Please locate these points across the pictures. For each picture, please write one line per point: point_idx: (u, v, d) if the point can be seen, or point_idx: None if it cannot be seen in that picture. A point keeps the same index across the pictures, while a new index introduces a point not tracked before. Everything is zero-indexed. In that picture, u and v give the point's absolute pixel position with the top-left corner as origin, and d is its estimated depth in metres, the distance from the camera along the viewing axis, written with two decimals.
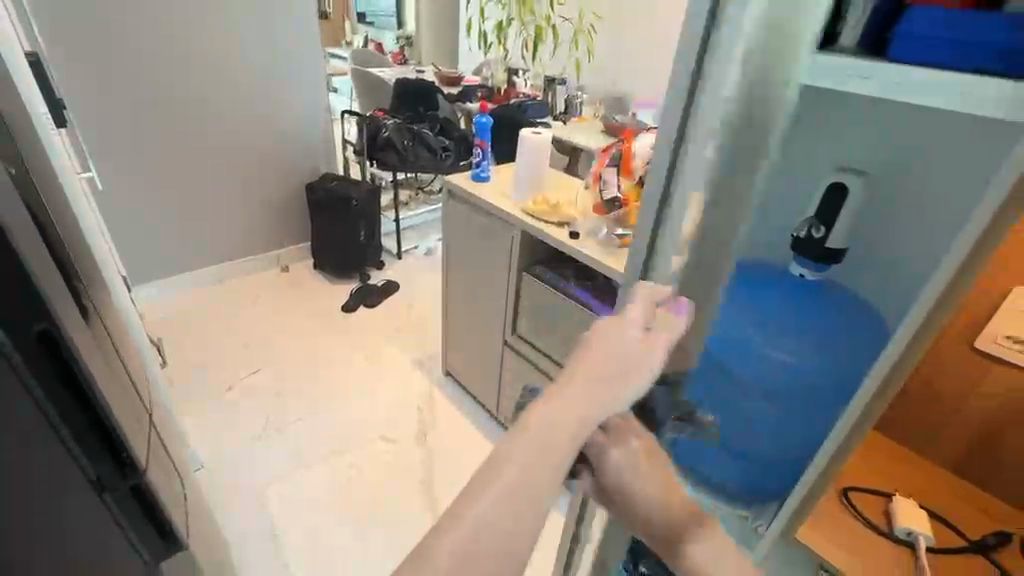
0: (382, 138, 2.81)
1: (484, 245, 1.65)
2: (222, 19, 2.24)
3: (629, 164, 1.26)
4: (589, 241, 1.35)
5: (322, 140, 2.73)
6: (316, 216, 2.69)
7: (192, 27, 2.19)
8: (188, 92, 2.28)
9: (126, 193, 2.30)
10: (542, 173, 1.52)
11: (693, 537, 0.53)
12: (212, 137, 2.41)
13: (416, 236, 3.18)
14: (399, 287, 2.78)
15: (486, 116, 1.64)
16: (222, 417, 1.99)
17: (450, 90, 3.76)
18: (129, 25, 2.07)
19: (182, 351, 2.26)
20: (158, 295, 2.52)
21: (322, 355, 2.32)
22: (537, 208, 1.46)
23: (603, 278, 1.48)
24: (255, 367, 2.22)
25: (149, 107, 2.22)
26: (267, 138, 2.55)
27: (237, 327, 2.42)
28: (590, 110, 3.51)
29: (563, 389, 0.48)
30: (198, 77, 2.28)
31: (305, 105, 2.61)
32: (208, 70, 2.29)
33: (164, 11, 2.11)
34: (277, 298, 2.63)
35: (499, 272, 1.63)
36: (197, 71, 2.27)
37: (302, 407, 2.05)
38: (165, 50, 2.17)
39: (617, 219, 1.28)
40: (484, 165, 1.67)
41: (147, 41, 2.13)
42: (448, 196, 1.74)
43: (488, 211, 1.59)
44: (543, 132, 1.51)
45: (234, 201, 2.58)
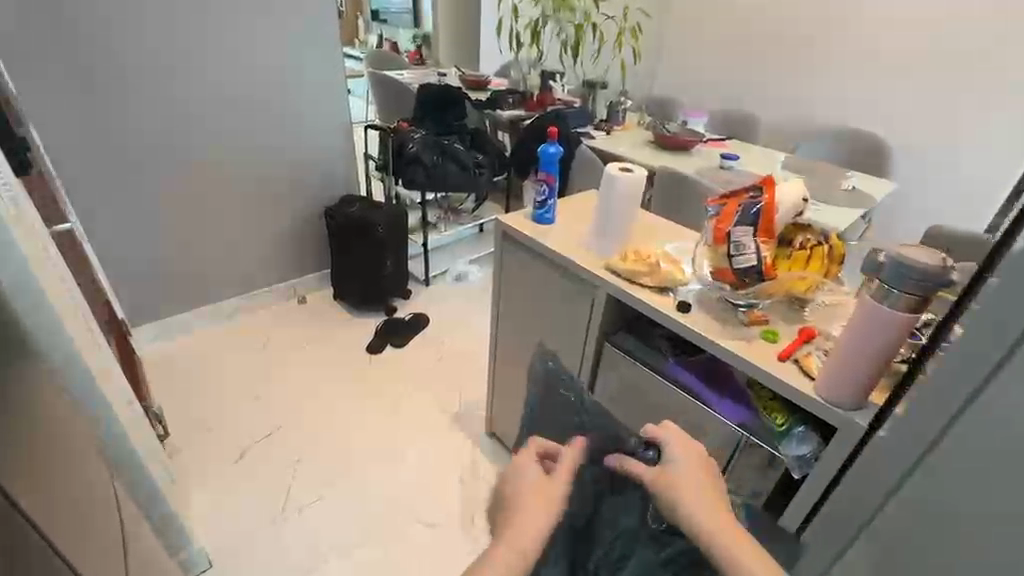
0: (409, 153, 2.49)
1: (551, 305, 1.35)
2: (228, 28, 1.95)
3: (772, 224, 0.94)
4: (705, 316, 1.04)
5: (342, 158, 2.43)
6: (336, 245, 2.39)
7: (195, 40, 1.90)
8: (193, 114, 2.00)
9: (124, 226, 2.02)
10: (631, 219, 1.21)
11: (674, 502, 0.66)
12: (219, 162, 2.13)
13: (445, 259, 2.88)
14: (427, 320, 2.48)
15: (556, 144, 1.31)
16: (230, 492, 1.69)
17: (478, 95, 3.44)
18: (122, 41, 1.78)
19: (187, 406, 1.97)
20: (161, 335, 2.25)
21: (344, 408, 2.02)
22: (625, 264, 1.14)
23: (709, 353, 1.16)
24: (274, 424, 1.93)
25: (148, 131, 1.94)
26: (282, 158, 2.26)
27: (248, 372, 2.13)
28: (635, 116, 3.18)
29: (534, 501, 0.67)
30: (204, 96, 2.00)
31: (322, 118, 2.30)
32: (214, 88, 2.00)
33: (162, 21, 1.82)
34: (294, 335, 2.35)
35: (572, 338, 1.32)
36: (202, 89, 1.98)
37: (325, 478, 1.75)
38: (165, 67, 1.89)
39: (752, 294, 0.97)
40: (548, 204, 1.35)
41: (145, 58, 1.84)
42: (502, 242, 1.43)
43: (560, 264, 1.27)
44: (634, 166, 1.19)
45: (245, 230, 2.31)
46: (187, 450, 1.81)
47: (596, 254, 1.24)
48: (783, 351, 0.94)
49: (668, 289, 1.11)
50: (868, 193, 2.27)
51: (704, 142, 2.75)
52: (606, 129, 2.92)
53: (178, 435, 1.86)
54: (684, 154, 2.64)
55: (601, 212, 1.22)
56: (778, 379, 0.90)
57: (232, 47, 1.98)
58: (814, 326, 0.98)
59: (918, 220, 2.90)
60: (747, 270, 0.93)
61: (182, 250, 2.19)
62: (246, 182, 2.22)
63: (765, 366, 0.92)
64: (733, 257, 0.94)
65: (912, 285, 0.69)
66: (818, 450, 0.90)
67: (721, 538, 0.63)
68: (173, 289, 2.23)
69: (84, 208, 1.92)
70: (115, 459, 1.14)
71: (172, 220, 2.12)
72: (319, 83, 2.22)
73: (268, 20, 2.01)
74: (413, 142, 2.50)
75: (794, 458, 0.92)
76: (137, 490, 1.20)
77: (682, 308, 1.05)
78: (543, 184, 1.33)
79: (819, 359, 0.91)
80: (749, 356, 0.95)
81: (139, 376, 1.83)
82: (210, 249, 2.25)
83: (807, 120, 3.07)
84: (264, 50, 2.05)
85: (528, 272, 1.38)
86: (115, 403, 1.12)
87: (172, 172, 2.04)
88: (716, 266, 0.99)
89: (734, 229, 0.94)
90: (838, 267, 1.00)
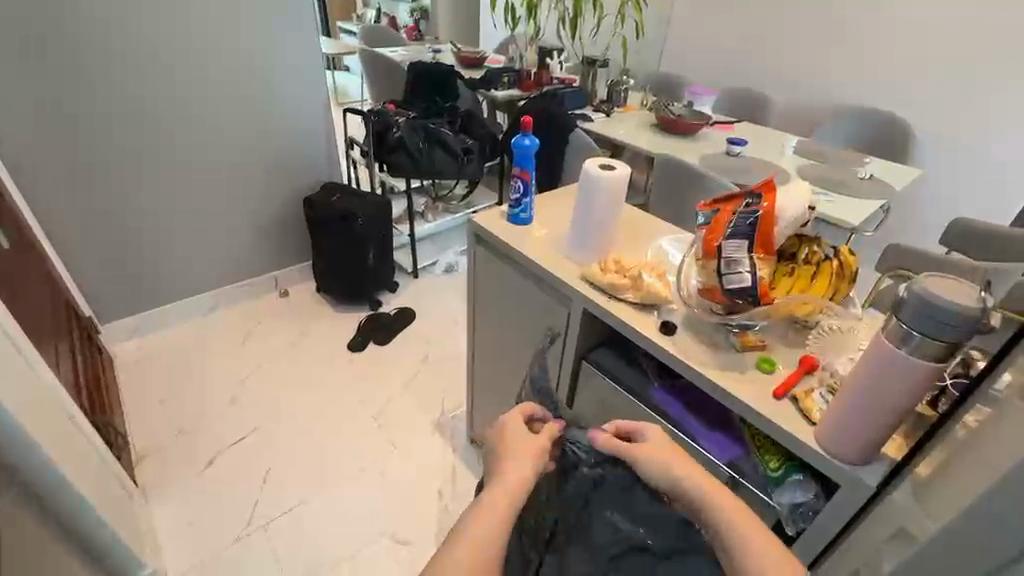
0: (392, 139, 2.29)
1: (531, 316, 1.21)
2: (229, 25, 1.83)
3: (770, 238, 0.80)
4: (691, 341, 0.90)
5: (326, 147, 2.27)
6: (315, 238, 2.26)
7: (194, 39, 1.80)
8: (189, 113, 1.89)
9: (107, 224, 1.91)
10: (616, 223, 1.06)
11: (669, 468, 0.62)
12: (209, 158, 2.00)
13: (434, 249, 2.74)
14: (414, 315, 2.36)
15: (532, 135, 1.15)
16: (198, 506, 1.57)
17: (472, 73, 3.24)
18: (119, 38, 1.68)
19: (159, 410, 1.86)
20: (136, 332, 2.13)
21: (320, 413, 1.89)
22: (604, 277, 1.00)
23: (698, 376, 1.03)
24: (250, 427, 1.82)
25: (141, 130, 1.84)
26: (270, 154, 2.13)
27: (226, 373, 2.01)
28: (638, 96, 2.97)
29: (514, 450, 0.65)
30: (208, 98, 1.90)
31: (304, 103, 2.11)
32: (215, 87, 1.90)
33: (160, 19, 1.72)
34: (274, 332, 2.23)
35: (551, 353, 1.19)
36: (199, 88, 1.87)
37: (299, 491, 1.63)
38: (161, 65, 1.78)
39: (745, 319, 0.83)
40: (524, 202, 1.21)
41: (142, 57, 1.74)
42: (477, 244, 1.30)
43: (537, 273, 1.13)
44: (618, 164, 1.03)
45: (226, 224, 2.17)
46: (155, 458, 1.69)
47: (576, 261, 1.10)
48: (780, 387, 0.81)
49: (651, 306, 0.97)
50: (888, 183, 2.09)
51: (712, 125, 2.56)
52: (607, 111, 2.73)
53: (147, 439, 1.75)
54: (689, 138, 2.45)
55: (577, 212, 1.06)
56: (772, 421, 0.77)
57: (234, 47, 1.87)
58: (814, 356, 0.85)
59: (942, 212, 2.68)
60: (738, 291, 0.79)
61: (165, 249, 2.07)
62: (228, 175, 2.07)
63: (757, 406, 0.79)
64: (722, 274, 0.80)
65: (945, 330, 0.56)
66: (817, 503, 0.78)
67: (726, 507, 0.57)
68: (151, 287, 2.11)
69: (59, 205, 1.79)
70: (29, 487, 0.99)
71: (142, 213, 1.96)
72: (316, 77, 2.09)
73: (270, 18, 1.90)
74: (398, 127, 2.29)
75: (785, 506, 0.80)
76: (56, 518, 1.05)
77: (666, 330, 0.92)
78: (517, 181, 1.19)
79: (822, 398, 0.77)
80: (740, 392, 0.81)
81: (102, 386, 1.71)
82: (191, 246, 2.13)
83: (827, 101, 2.84)
84: (264, 49, 1.93)
85: (505, 279, 1.25)
86: (22, 418, 0.96)
87: (161, 169, 1.93)
88: (704, 284, 0.85)
89: (728, 242, 0.79)
90: (849, 285, 0.85)
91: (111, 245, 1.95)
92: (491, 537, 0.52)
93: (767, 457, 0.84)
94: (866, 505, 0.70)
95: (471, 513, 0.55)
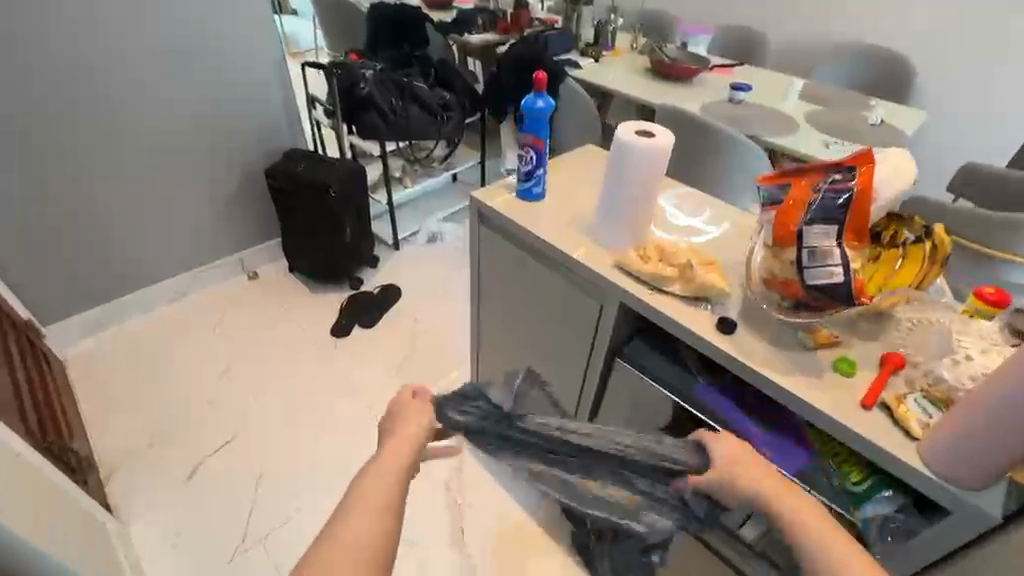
0: (360, 95, 2.00)
1: (558, 305, 1.04)
2: (228, 14, 1.69)
3: (861, 223, 0.66)
4: (755, 341, 0.78)
5: (289, 113, 1.98)
6: (284, 213, 2.00)
7: (195, 37, 1.66)
8: (198, 119, 1.77)
9: (39, 213, 1.62)
10: (656, 201, 0.90)
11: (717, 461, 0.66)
12: (146, 124, 1.69)
13: (415, 216, 2.48)
14: (400, 292, 2.14)
15: (546, 96, 0.96)
16: (185, 522, 1.43)
17: (440, 15, 2.90)
18: (108, 29, 1.52)
19: (126, 419, 1.65)
20: (89, 331, 1.86)
21: (305, 410, 1.71)
22: (645, 265, 0.86)
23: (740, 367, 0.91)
24: (230, 432, 1.63)
25: (102, 113, 1.61)
26: (221, 116, 1.82)
27: (197, 371, 1.79)
28: (625, 38, 2.71)
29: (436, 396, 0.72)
30: (212, 93, 1.76)
31: (254, 53, 1.80)
32: (214, 76, 1.74)
33: None
34: (245, 321, 1.98)
35: (577, 347, 1.05)
36: (207, 87, 1.74)
37: (295, 492, 1.50)
38: (133, 47, 1.58)
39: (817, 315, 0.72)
40: (537, 175, 1.04)
41: (142, 59, 1.60)
42: (482, 226, 1.12)
43: (560, 261, 0.98)
44: (657, 128, 0.87)
45: (187, 206, 1.88)
46: (129, 469, 1.52)
47: (608, 246, 0.94)
48: (867, 394, 0.70)
49: (701, 299, 0.83)
50: (900, 127, 1.96)
51: (708, 69, 2.36)
52: (594, 57, 2.47)
53: (114, 456, 1.55)
54: (686, 84, 2.25)
55: (609, 189, 0.90)
56: (864, 437, 0.66)
57: (236, 42, 1.74)
58: (899, 352, 0.74)
59: (942, 154, 2.55)
60: (828, 289, 0.65)
61: (113, 237, 1.79)
62: (185, 149, 1.79)
63: (843, 418, 0.68)
64: (805, 267, 0.66)
65: None
66: (908, 517, 0.69)
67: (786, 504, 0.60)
68: (110, 282, 1.85)
69: (19, 204, 1.58)
70: None
71: (72, 194, 1.66)
72: (265, 22, 1.78)
73: None
74: (365, 81, 2.00)
75: (864, 525, 0.71)
76: None
77: (725, 328, 0.79)
78: (528, 150, 1.01)
79: (918, 407, 0.67)
80: (818, 400, 0.70)
81: (53, 401, 1.48)
82: (155, 235, 1.86)
83: (825, 39, 2.66)
84: None
85: (521, 266, 1.08)
86: None
87: (133, 157, 1.71)
88: (777, 276, 0.72)
89: (811, 228, 0.66)
90: (939, 271, 0.72)
91: (39, 235, 1.65)
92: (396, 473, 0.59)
93: (843, 469, 0.75)
94: (987, 530, 0.61)
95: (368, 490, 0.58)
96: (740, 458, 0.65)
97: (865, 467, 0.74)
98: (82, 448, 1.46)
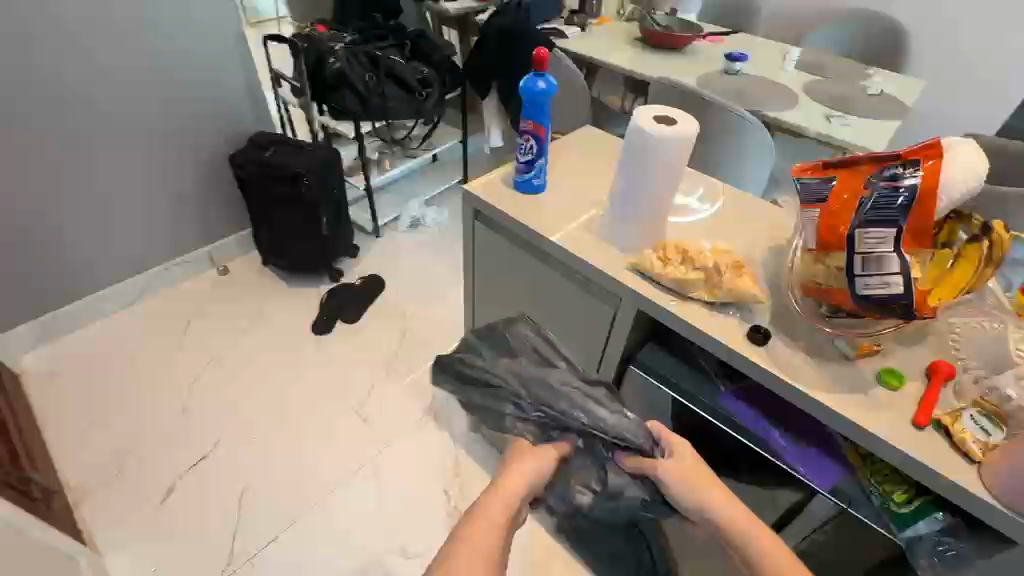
0: (331, 72, 1.83)
1: (566, 310, 0.94)
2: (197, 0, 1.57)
3: (924, 225, 0.58)
4: (790, 351, 0.71)
5: (252, 94, 1.82)
6: (253, 203, 1.84)
7: (175, 34, 1.56)
8: (177, 117, 1.67)
9: None
10: (673, 195, 0.81)
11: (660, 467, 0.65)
12: (90, 111, 1.51)
13: (395, 201, 2.33)
14: (384, 282, 2.02)
15: (547, 77, 0.87)
16: (159, 545, 1.33)
17: None
18: (73, 22, 1.40)
19: (89, 437, 1.52)
20: (43, 340, 1.70)
21: (290, 421, 1.59)
22: (664, 269, 0.77)
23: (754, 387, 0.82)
24: (209, 442, 1.53)
25: (39, 100, 1.43)
26: (176, 98, 1.64)
27: (167, 379, 1.66)
28: (611, 4, 2.56)
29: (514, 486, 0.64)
30: (191, 88, 1.66)
31: (207, 26, 1.62)
32: (188, 67, 1.62)
33: None
34: (217, 320, 1.83)
35: (586, 354, 0.96)
36: (189, 81, 1.64)
37: (284, 505, 1.42)
38: (66, 25, 1.39)
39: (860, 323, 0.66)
40: (538, 165, 0.93)
41: (126, 61, 1.51)
42: (477, 223, 1.01)
43: (570, 265, 0.88)
44: (675, 113, 0.77)
45: (149, 201, 1.73)
46: (102, 491, 1.41)
47: (622, 247, 0.86)
48: (919, 413, 0.63)
49: (729, 305, 0.76)
50: (900, 98, 1.88)
51: (701, 37, 2.25)
52: (580, 25, 2.31)
53: (83, 476, 1.44)
54: (678, 54, 2.14)
55: (623, 183, 0.81)
56: (918, 462, 0.60)
57: (210, 30, 1.63)
58: (947, 362, 0.67)
59: (945, 124, 2.45)
60: (884, 300, 0.58)
61: (64, 238, 1.62)
62: (138, 137, 1.62)
63: (896, 441, 0.62)
64: (857, 277, 0.59)
65: None
66: (961, 543, 0.64)
67: (744, 526, 0.59)
68: (66, 287, 1.69)
69: None
70: None
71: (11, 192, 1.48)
72: None
73: None
74: (335, 56, 1.83)
75: (906, 543, 0.67)
76: None
77: (758, 339, 0.71)
78: (528, 137, 0.90)
79: (975, 424, 0.61)
80: (864, 419, 0.63)
81: (8, 422, 1.35)
82: (115, 234, 1.71)
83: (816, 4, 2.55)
84: None
85: (524, 269, 0.98)
86: None
87: (88, 153, 1.55)
88: (822, 284, 0.64)
89: (866, 232, 0.58)
90: (994, 272, 0.65)
91: None
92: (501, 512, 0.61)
93: (886, 486, 0.69)
94: None
95: (468, 511, 0.60)
96: (688, 471, 0.64)
97: (910, 485, 0.68)
98: (48, 478, 1.34)
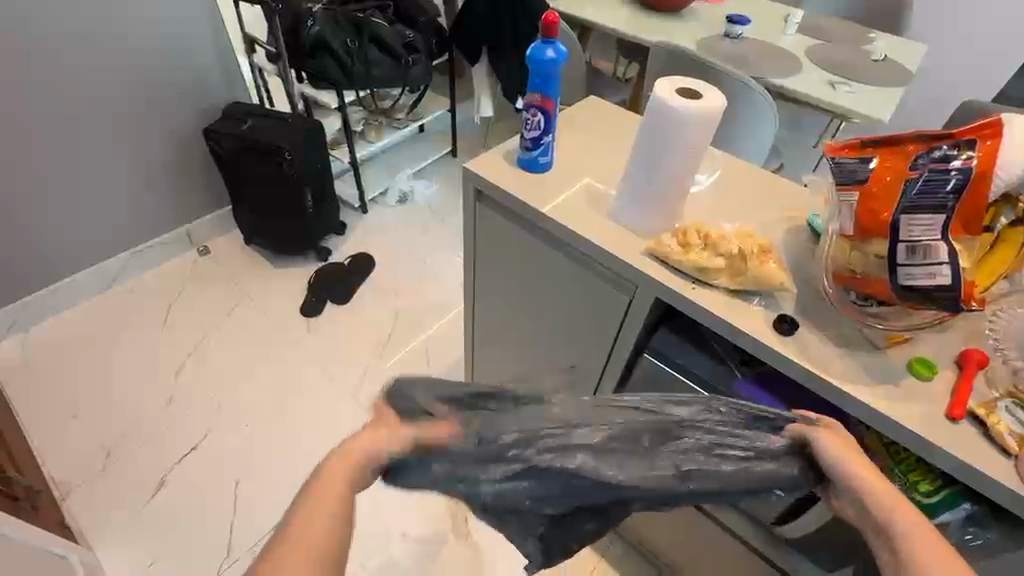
0: (309, 35, 1.70)
1: (576, 294, 0.89)
2: None
3: (975, 212, 0.54)
4: (818, 340, 0.68)
5: (227, 66, 1.71)
6: (231, 180, 1.74)
7: (166, 22, 1.52)
8: (154, 101, 1.59)
9: None
10: (694, 176, 0.76)
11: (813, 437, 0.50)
12: (49, 86, 1.40)
13: (382, 174, 2.23)
14: (374, 259, 1.95)
15: (556, 44, 0.80)
16: (157, 540, 1.30)
17: None
18: (76, 21, 1.38)
19: (70, 433, 1.45)
20: (14, 330, 1.61)
21: (287, 407, 1.54)
22: (686, 254, 0.73)
23: (771, 369, 0.79)
24: (199, 432, 1.47)
25: None
26: (141, 71, 1.53)
27: (154, 368, 1.59)
28: None
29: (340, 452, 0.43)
30: (170, 70, 1.58)
31: None
32: (175, 48, 1.57)
33: None
34: (199, 304, 1.75)
35: (596, 341, 0.91)
36: (155, 51, 1.53)
37: (284, 491, 1.39)
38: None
39: (895, 313, 0.63)
40: (545, 141, 0.87)
41: (127, 51, 1.49)
42: (479, 203, 0.95)
43: (581, 250, 0.83)
44: (700, 87, 0.72)
45: (125, 185, 1.64)
46: (90, 485, 1.37)
47: (637, 229, 0.81)
48: (954, 404, 0.61)
49: (753, 293, 0.72)
50: (903, 64, 1.82)
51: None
52: None
53: (68, 470, 1.39)
54: (676, 17, 2.04)
55: (639, 161, 0.76)
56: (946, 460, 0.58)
57: (190, 14, 1.55)
58: (980, 350, 0.65)
59: (944, 89, 2.30)
60: (929, 292, 0.54)
61: (31, 223, 1.52)
62: (104, 115, 1.52)
63: (933, 436, 0.59)
64: (900, 266, 0.55)
65: None
66: (984, 530, 0.64)
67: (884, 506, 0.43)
68: (40, 276, 1.61)
69: None
70: None
71: None
72: None
73: None
74: (313, 18, 1.70)
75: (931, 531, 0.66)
76: None
77: (785, 329, 0.68)
78: (534, 112, 0.83)
79: (1012, 417, 0.59)
80: (897, 412, 0.61)
81: None
82: (89, 219, 1.62)
83: None
84: None
85: (529, 251, 0.92)
86: None
87: (87, 144, 1.52)
88: (857, 273, 0.61)
89: (912, 219, 0.54)
90: None
91: None
92: (335, 492, 0.41)
93: (911, 474, 0.67)
94: None
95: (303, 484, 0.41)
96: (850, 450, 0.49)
97: (936, 475, 0.67)
98: (33, 480, 1.28)
